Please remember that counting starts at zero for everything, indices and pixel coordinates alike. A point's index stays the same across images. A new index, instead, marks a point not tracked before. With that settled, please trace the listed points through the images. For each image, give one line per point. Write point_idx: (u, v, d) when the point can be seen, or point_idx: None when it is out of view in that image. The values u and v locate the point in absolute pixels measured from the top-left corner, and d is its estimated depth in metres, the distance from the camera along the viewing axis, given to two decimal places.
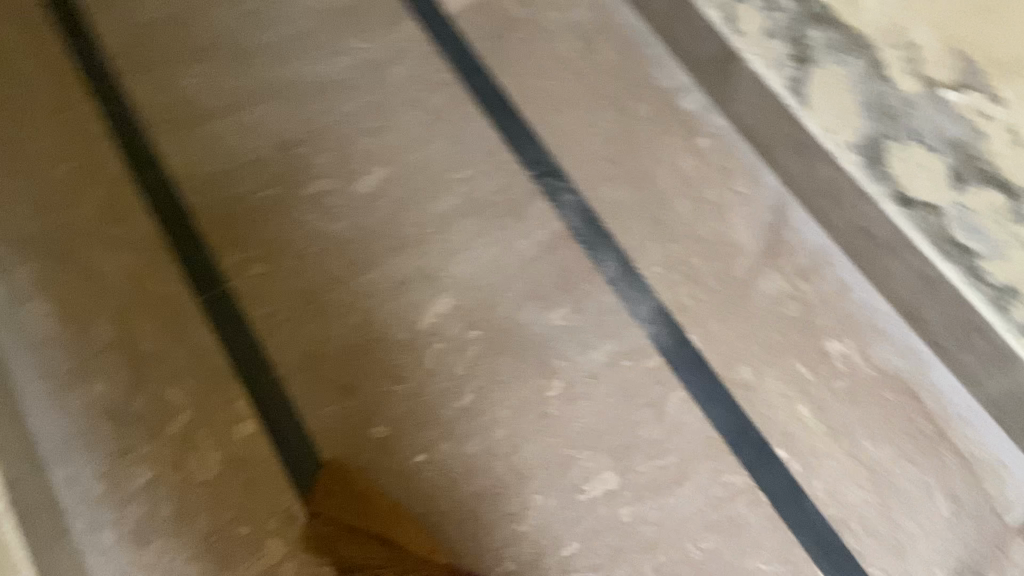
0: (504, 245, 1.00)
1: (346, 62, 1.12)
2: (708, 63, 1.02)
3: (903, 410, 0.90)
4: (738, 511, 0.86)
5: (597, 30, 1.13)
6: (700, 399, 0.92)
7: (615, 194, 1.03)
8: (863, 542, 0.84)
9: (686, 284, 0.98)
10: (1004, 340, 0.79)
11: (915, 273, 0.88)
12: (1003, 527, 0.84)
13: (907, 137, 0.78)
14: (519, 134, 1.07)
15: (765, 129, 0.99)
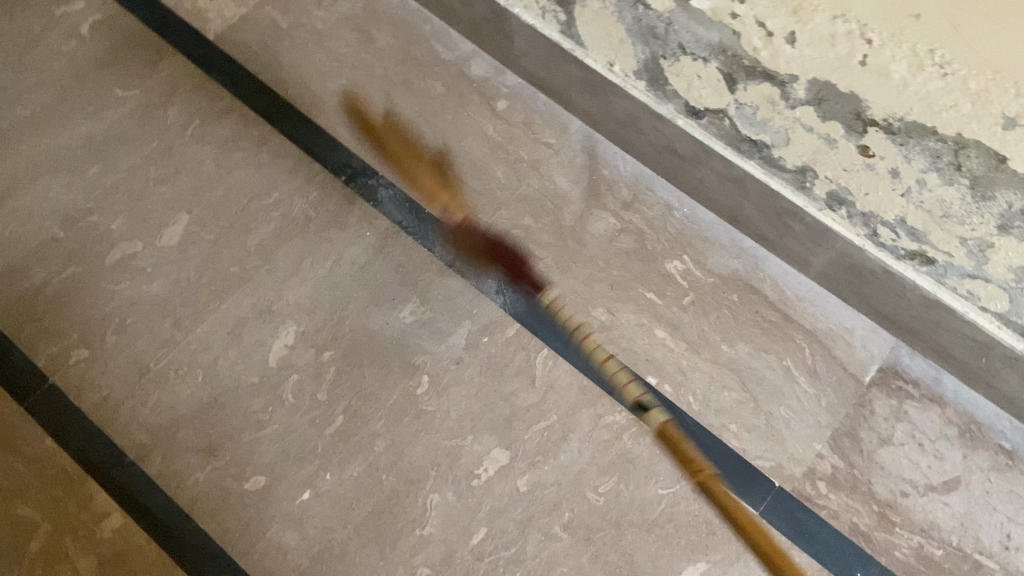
0: (334, 256, 0.97)
1: (117, 116, 1.05)
2: (483, 25, 1.02)
3: (748, 306, 0.94)
4: (626, 446, 0.88)
5: (371, 17, 1.10)
6: (565, 352, 0.92)
7: (431, 176, 1.01)
8: (744, 439, 0.88)
9: (522, 245, 0.98)
10: (812, 214, 0.85)
11: (725, 177, 0.91)
12: (862, 385, 0.90)
13: (677, 53, 0.81)
14: (320, 142, 1.04)
15: (555, 76, 1.00)
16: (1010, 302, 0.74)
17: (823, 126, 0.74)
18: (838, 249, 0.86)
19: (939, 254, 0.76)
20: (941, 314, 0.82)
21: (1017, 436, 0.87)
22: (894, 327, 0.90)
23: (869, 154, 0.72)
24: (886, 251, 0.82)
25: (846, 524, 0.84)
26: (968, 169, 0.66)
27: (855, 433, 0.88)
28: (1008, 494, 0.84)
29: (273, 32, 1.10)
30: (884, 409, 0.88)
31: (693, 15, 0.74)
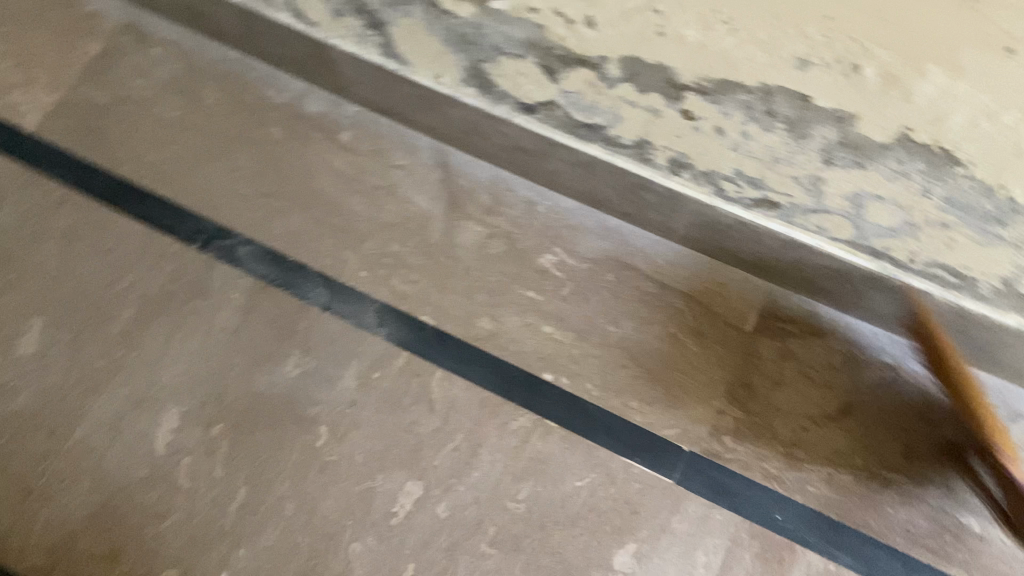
0: (205, 326, 0.94)
1: None
2: (308, 61, 1.00)
3: (626, 283, 0.95)
4: (536, 448, 0.87)
5: (193, 75, 1.07)
6: (457, 368, 0.91)
7: (289, 224, 0.99)
8: (647, 413, 0.89)
9: (394, 272, 0.96)
10: (660, 182, 0.87)
11: (575, 163, 0.92)
12: (746, 334, 0.92)
13: (495, 54, 0.81)
14: (166, 212, 1.00)
15: (390, 98, 0.99)
16: (854, 227, 0.77)
17: (644, 99, 0.75)
18: (693, 210, 0.88)
19: (781, 197, 0.79)
20: (799, 251, 0.85)
21: (896, 349, 0.90)
22: (763, 273, 0.93)
23: (692, 117, 0.74)
24: (736, 204, 0.84)
25: (758, 471, 0.86)
26: (781, 114, 0.68)
27: (749, 381, 0.90)
28: (899, 406, 0.88)
29: (93, 110, 1.06)
30: (772, 353, 0.91)
31: (496, 16, 0.74)
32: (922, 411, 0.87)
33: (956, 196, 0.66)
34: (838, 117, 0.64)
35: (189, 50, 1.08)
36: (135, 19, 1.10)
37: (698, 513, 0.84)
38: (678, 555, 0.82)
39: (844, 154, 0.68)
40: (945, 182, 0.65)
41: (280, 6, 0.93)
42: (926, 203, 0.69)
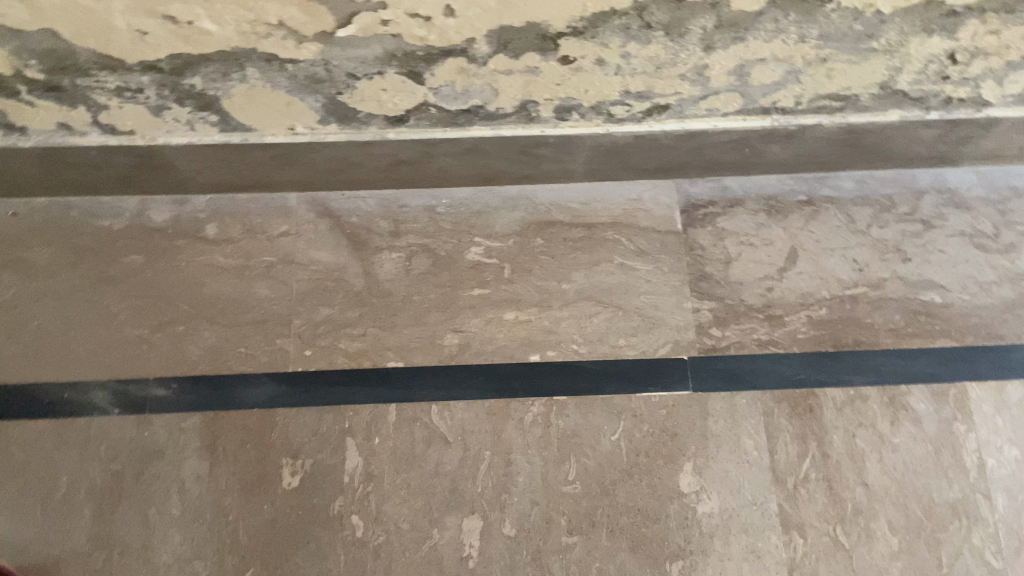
0: (176, 486, 0.83)
1: None
2: (135, 173, 0.90)
3: (556, 239, 0.95)
4: (561, 427, 0.86)
5: (9, 244, 0.93)
6: (451, 394, 0.88)
7: (204, 341, 0.90)
8: (638, 343, 0.90)
9: (337, 337, 0.90)
10: (551, 134, 0.87)
11: (461, 152, 0.89)
12: (680, 233, 0.95)
13: (350, 82, 0.76)
14: (64, 394, 0.87)
15: (242, 172, 0.91)
16: (743, 95, 0.81)
17: (520, 63, 0.74)
18: (590, 145, 0.89)
19: (669, 98, 0.81)
20: (697, 140, 0.88)
21: (803, 184, 0.98)
22: (668, 172, 0.96)
23: (571, 61, 0.74)
24: (627, 121, 0.86)
25: (753, 343, 0.90)
26: (657, 23, 0.70)
27: (704, 271, 0.93)
28: (831, 232, 0.95)
29: None
30: (711, 238, 0.95)
31: (345, 42, 0.70)
32: (851, 225, 0.95)
33: (830, 31, 0.71)
34: (712, 3, 0.67)
35: None
36: None
37: (726, 406, 0.87)
38: (730, 450, 0.85)
39: (722, 35, 0.71)
40: (819, 22, 0.70)
41: (85, 128, 0.82)
42: (805, 47, 0.74)
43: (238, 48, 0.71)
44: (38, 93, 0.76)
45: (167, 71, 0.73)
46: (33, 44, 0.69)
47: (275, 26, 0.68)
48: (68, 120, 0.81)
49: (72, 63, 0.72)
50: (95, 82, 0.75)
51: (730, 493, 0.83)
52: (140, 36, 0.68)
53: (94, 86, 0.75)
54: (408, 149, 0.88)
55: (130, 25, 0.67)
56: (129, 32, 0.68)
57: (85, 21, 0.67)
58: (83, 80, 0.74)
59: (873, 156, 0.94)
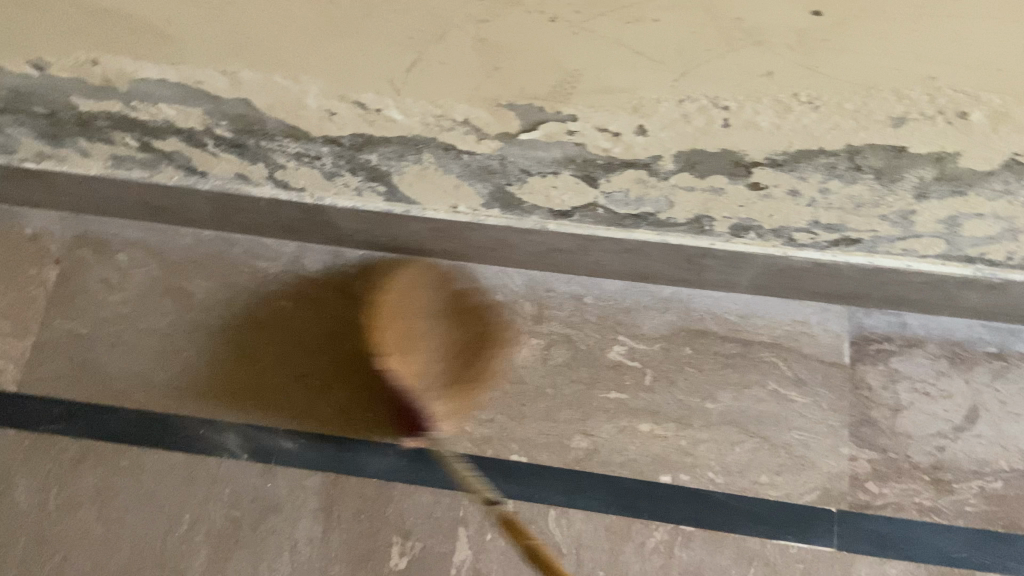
0: (289, 544, 0.84)
1: None
2: (298, 225, 0.92)
3: (706, 352, 0.89)
4: (684, 560, 0.81)
5: (172, 271, 0.96)
6: (572, 501, 0.84)
7: (336, 400, 0.90)
8: (781, 485, 0.84)
9: (465, 419, 0.88)
10: (720, 248, 0.81)
11: (621, 251, 0.85)
12: (846, 367, 0.88)
13: (523, 176, 0.74)
14: (200, 431, 0.89)
15: (399, 237, 0.91)
16: (947, 242, 0.74)
17: (705, 182, 0.70)
18: (761, 264, 0.83)
19: (863, 234, 0.75)
20: (884, 275, 0.81)
21: (995, 335, 0.88)
22: (842, 299, 0.89)
23: (761, 187, 0.69)
24: (808, 248, 0.79)
25: (913, 507, 0.82)
26: (869, 167, 0.64)
27: (868, 416, 0.86)
28: (1020, 395, 0.85)
29: (74, 343, 0.94)
30: (880, 380, 0.87)
31: (526, 143, 0.68)
32: None
33: None
34: (937, 158, 0.61)
35: (157, 244, 0.98)
36: (84, 228, 0.99)
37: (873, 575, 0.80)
38: None
39: (940, 187, 0.65)
40: None
41: (261, 180, 0.84)
42: None
43: (421, 136, 0.70)
44: (222, 148, 0.78)
45: (347, 146, 0.74)
46: (227, 109, 0.70)
47: (460, 122, 0.66)
48: (246, 172, 0.83)
49: (260, 128, 0.73)
50: (277, 146, 0.76)
51: None
52: (327, 115, 0.69)
53: (276, 148, 0.76)
54: (565, 243, 0.86)
55: (321, 106, 0.67)
56: (318, 111, 0.68)
57: (280, 98, 0.67)
58: (267, 143, 0.75)
59: None
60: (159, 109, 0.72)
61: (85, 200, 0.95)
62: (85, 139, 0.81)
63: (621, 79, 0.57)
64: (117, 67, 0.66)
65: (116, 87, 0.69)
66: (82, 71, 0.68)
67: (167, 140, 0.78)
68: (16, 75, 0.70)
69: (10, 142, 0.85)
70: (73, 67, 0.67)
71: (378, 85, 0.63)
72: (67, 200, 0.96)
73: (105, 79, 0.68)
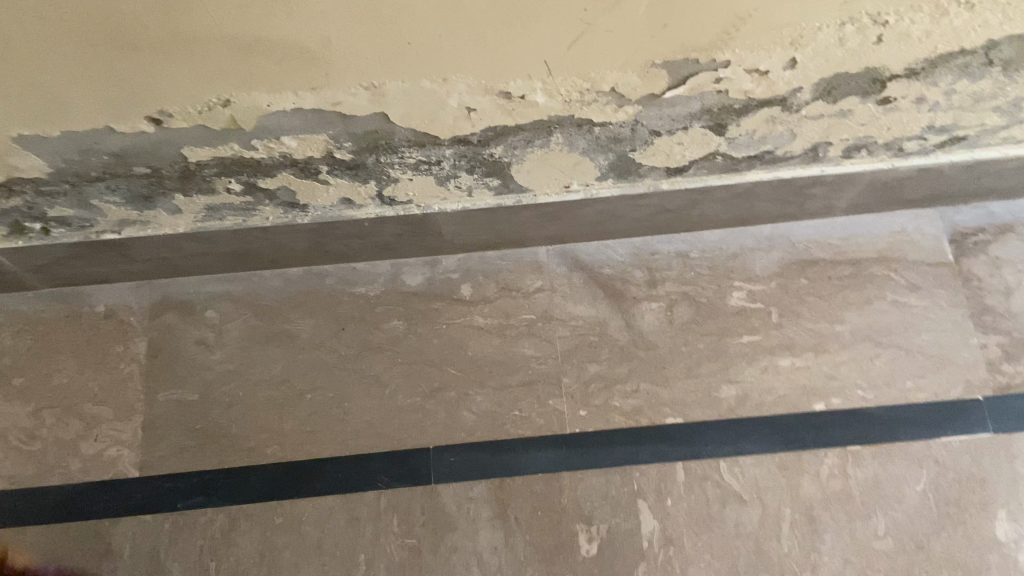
0: (476, 557, 0.82)
1: None
2: (397, 241, 0.90)
3: (821, 278, 0.92)
4: (860, 478, 0.84)
5: (269, 317, 0.92)
6: (738, 449, 0.86)
7: (477, 405, 0.89)
8: (927, 386, 0.87)
9: (611, 395, 0.89)
10: (831, 174, 0.83)
11: (731, 197, 0.87)
12: (952, 264, 0.92)
13: (649, 139, 0.74)
14: (346, 469, 0.86)
15: (502, 232, 0.90)
16: None
17: (836, 107, 0.71)
18: (866, 181, 0.86)
19: (971, 130, 0.78)
20: (983, 167, 0.85)
21: None
22: (934, 202, 0.92)
23: (889, 102, 0.71)
24: (914, 155, 0.82)
25: None
26: (1001, 59, 0.66)
27: (986, 304, 0.90)
28: None
29: (186, 412, 0.87)
30: (986, 268, 0.91)
31: (666, 102, 0.68)
32: None
33: None
34: None
35: (245, 293, 0.93)
36: (161, 292, 0.92)
37: None
38: None
39: None
40: None
41: (365, 201, 0.81)
42: None
43: (557, 117, 0.69)
44: (336, 172, 0.75)
45: (474, 143, 0.72)
46: (355, 128, 0.68)
47: (605, 92, 0.66)
48: (352, 195, 0.80)
49: (385, 143, 0.70)
50: (397, 159, 0.74)
51: None
52: (465, 112, 0.67)
53: (395, 162, 0.74)
54: (674, 200, 0.86)
55: (462, 103, 0.65)
56: (456, 110, 0.66)
57: (420, 104, 0.65)
58: (388, 157, 0.73)
59: None
60: (278, 143, 0.69)
61: (164, 262, 0.89)
62: (182, 194, 0.76)
63: (789, 14, 0.58)
64: (250, 103, 0.62)
65: (242, 127, 0.66)
66: (207, 115, 0.64)
67: (276, 176, 0.74)
68: (126, 135, 0.65)
69: (91, 215, 0.78)
70: (198, 113, 0.63)
71: (530, 69, 0.62)
72: (142, 266, 0.89)
73: (231, 120, 0.64)
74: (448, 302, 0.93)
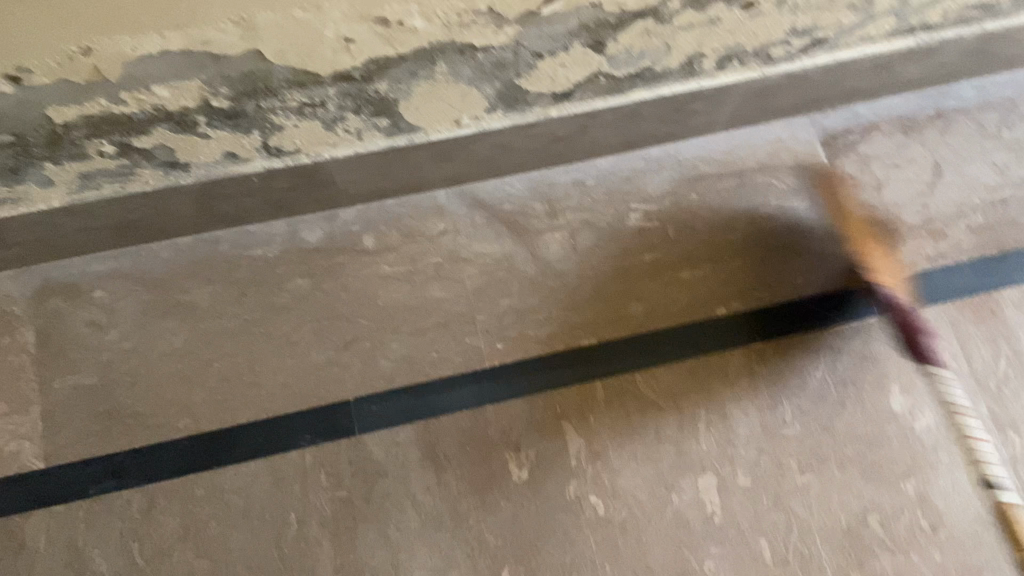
0: (409, 499, 0.83)
1: None
2: (291, 196, 0.88)
3: (710, 191, 0.96)
4: (765, 373, 0.89)
5: (164, 289, 0.88)
6: (650, 361, 0.89)
7: (393, 352, 0.88)
8: (815, 281, 0.93)
9: (524, 326, 0.90)
10: (708, 87, 0.87)
11: (618, 119, 0.89)
12: (827, 165, 0.97)
13: (532, 63, 0.75)
14: (267, 432, 0.84)
15: (398, 177, 0.90)
16: (899, 17, 0.81)
17: (704, 15, 0.74)
18: (741, 91, 0.90)
19: (831, 30, 0.82)
20: (845, 68, 0.90)
21: (929, 101, 1.01)
22: (805, 109, 0.98)
23: (752, 6, 0.74)
24: (781, 62, 0.86)
25: (924, 259, 0.94)
26: None
27: (861, 199, 0.96)
28: (964, 142, 0.99)
29: (87, 397, 0.83)
30: (857, 166, 0.97)
31: (544, 20, 0.69)
32: (981, 132, 1.00)
33: None
34: None
35: (135, 267, 0.88)
36: (43, 276, 0.87)
37: None
38: None
39: None
40: None
41: (251, 153, 0.79)
42: None
43: (438, 43, 0.69)
44: (217, 124, 0.72)
45: (357, 79, 0.71)
46: (229, 70, 0.65)
47: (482, 12, 0.66)
48: (237, 148, 0.77)
49: (265, 84, 0.68)
50: (279, 103, 0.72)
51: (942, 405, 0.88)
52: (343, 44, 0.66)
53: (277, 106, 0.72)
54: (564, 127, 0.88)
55: (339, 34, 0.64)
56: (334, 42, 0.65)
57: (295, 38, 0.63)
58: (269, 102, 0.71)
59: (996, 63, 0.97)
60: (149, 93, 0.66)
61: (41, 243, 0.83)
62: (52, 163, 0.72)
63: None
64: (114, 49, 0.59)
65: (108, 77, 0.62)
66: (68, 66, 0.60)
67: (153, 132, 0.71)
68: None
69: None
70: (59, 65, 0.59)
71: None
72: (17, 251, 0.84)
73: (95, 69, 0.61)
74: (351, 254, 0.92)
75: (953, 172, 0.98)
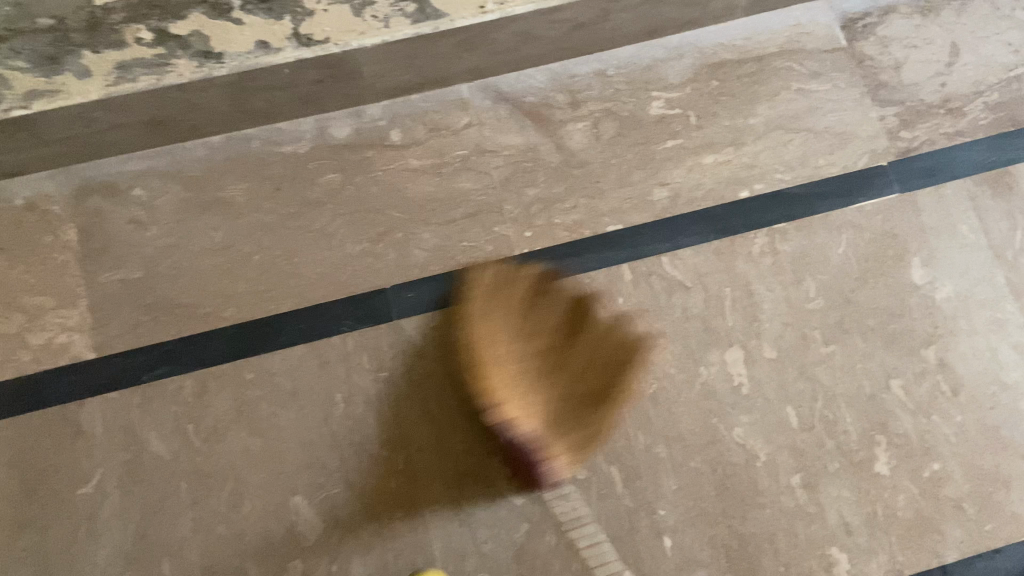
0: (448, 378, 0.86)
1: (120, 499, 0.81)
2: (318, 91, 0.89)
3: (731, 77, 0.97)
4: (789, 251, 0.91)
5: (199, 187, 0.90)
6: (676, 243, 0.92)
7: (425, 242, 0.90)
8: (836, 162, 0.95)
9: (552, 213, 0.92)
10: None
11: (640, 4, 0.88)
12: (847, 48, 0.98)
13: None
14: (308, 320, 0.87)
15: (423, 70, 0.90)
16: None
17: None
18: None
19: None
20: None
21: None
22: None
23: None
24: None
25: (942, 137, 0.96)
26: None
27: (880, 81, 0.97)
28: (982, 21, 0.99)
29: (134, 290, 0.86)
30: (876, 48, 0.98)
31: None
32: (999, 11, 1.00)
33: None
34: None
35: (170, 166, 0.90)
36: (82, 177, 0.89)
37: (935, 199, 0.93)
38: (950, 238, 0.92)
39: None
40: None
41: (281, 43, 0.79)
42: None
43: None
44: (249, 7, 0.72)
45: None
46: None
47: None
48: (267, 36, 0.77)
49: None
50: None
51: (961, 276, 0.91)
52: None
53: None
54: (586, 13, 0.87)
55: None
56: None
57: None
58: None
59: None
60: None
61: (79, 142, 0.85)
62: (91, 52, 0.73)
63: None
64: None
65: None
66: None
67: (187, 17, 0.72)
68: None
69: None
70: None
71: None
72: (55, 151, 0.85)
73: None
74: (379, 149, 0.93)
75: (971, 51, 0.98)
